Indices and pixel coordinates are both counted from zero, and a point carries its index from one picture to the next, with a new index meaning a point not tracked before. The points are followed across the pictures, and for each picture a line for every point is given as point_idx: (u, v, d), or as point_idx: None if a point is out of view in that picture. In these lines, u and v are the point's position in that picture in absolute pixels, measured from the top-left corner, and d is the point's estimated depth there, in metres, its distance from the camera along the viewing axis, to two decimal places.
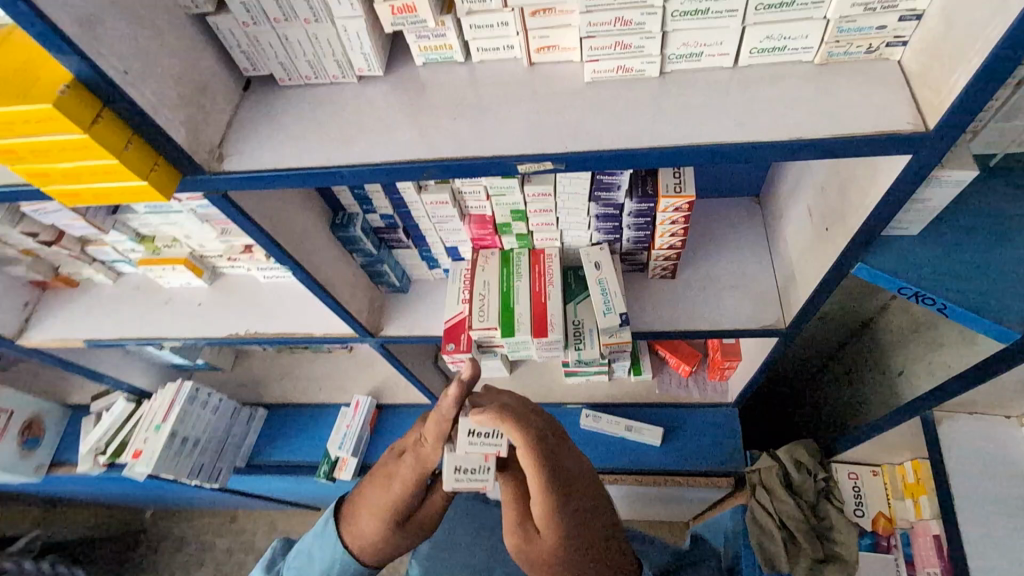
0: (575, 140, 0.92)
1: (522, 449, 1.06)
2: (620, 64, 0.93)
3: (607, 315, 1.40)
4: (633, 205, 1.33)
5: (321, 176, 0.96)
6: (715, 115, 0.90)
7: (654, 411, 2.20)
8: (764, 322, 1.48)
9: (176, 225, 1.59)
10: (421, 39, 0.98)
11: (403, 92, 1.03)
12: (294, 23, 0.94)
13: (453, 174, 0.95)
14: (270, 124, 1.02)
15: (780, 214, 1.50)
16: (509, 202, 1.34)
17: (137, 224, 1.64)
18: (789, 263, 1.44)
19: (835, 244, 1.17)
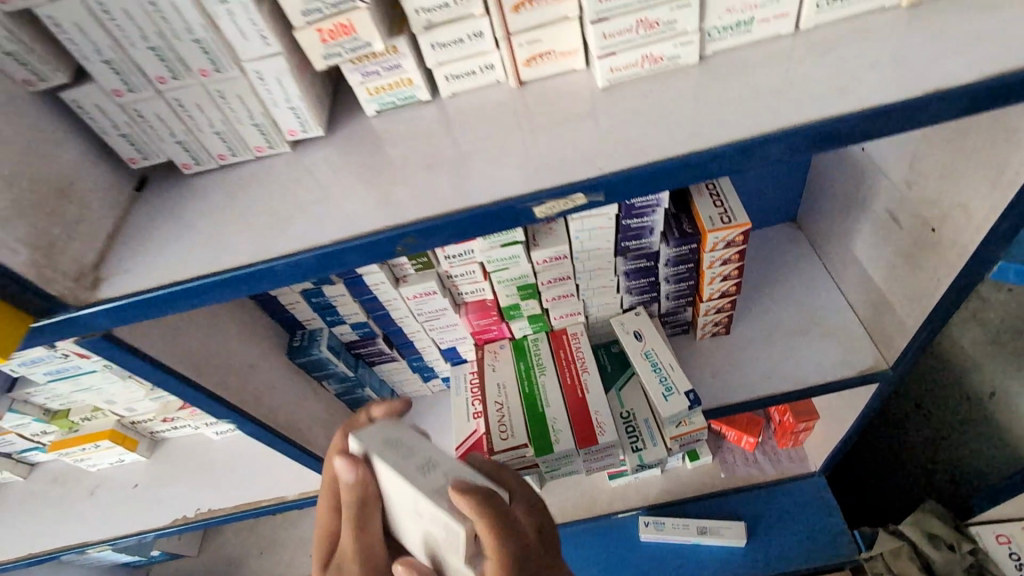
0: (612, 157, 0.64)
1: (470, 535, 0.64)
2: (645, 52, 0.68)
3: (670, 399, 1.06)
4: (671, 252, 1.04)
5: (247, 279, 0.65)
6: (796, 90, 0.64)
7: (724, 503, 1.76)
8: (862, 366, 1.15)
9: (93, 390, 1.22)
10: (369, 77, 0.73)
11: (357, 150, 0.75)
12: (188, 81, 0.66)
13: (442, 240, 0.64)
14: (174, 224, 0.72)
15: (838, 230, 1.24)
16: (515, 276, 1.04)
17: (43, 398, 1.26)
18: (871, 285, 1.15)
19: (954, 245, 0.89)
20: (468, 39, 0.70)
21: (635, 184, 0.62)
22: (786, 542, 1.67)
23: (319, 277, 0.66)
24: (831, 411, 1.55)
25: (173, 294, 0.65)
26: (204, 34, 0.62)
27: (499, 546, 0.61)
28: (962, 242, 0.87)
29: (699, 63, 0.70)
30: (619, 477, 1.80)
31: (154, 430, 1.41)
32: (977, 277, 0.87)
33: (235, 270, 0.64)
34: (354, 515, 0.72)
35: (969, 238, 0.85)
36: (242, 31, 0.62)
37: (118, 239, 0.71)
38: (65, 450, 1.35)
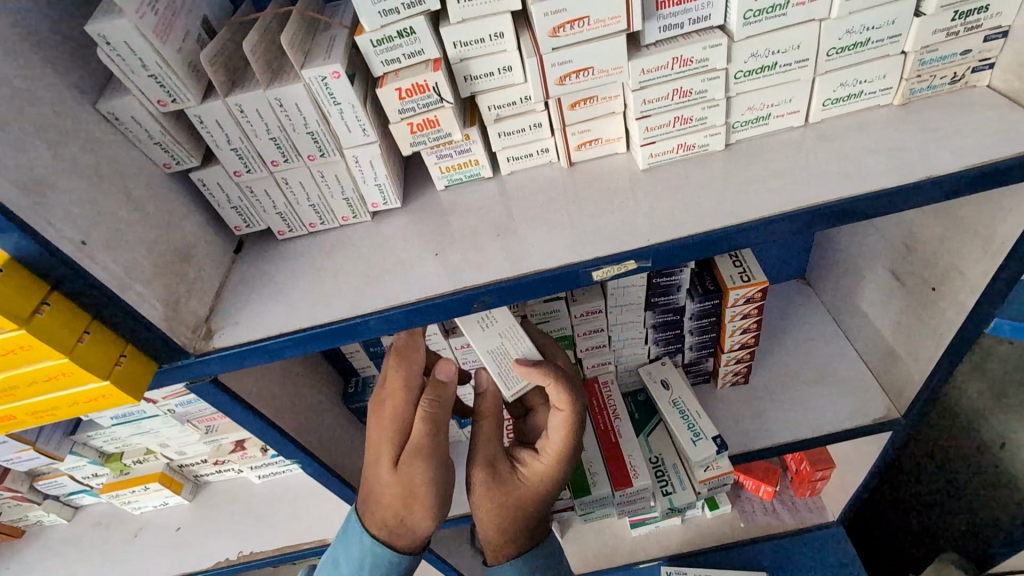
0: (657, 229, 0.75)
1: (564, 408, 0.87)
2: (680, 141, 0.80)
3: (699, 443, 1.13)
4: (696, 307, 1.14)
5: (342, 331, 0.76)
6: (809, 175, 0.76)
7: (744, 553, 1.79)
8: (876, 414, 1.24)
9: (151, 434, 1.32)
10: (443, 159, 0.85)
11: (428, 220, 0.87)
12: (297, 163, 0.79)
13: (511, 299, 0.75)
14: (271, 283, 0.83)
15: (847, 287, 1.34)
16: (554, 328, 1.13)
17: (101, 441, 1.36)
18: (879, 339, 1.25)
19: (952, 304, 0.99)
20: (529, 128, 0.82)
21: (677, 254, 0.73)
22: None
23: (400, 330, 0.77)
24: (846, 460, 1.61)
25: (281, 344, 0.76)
26: (317, 128, 0.75)
27: (575, 414, 0.87)
28: (960, 300, 0.96)
29: (724, 149, 0.83)
30: (640, 525, 1.83)
31: (198, 474, 1.52)
32: (976, 331, 0.96)
33: (333, 323, 0.75)
34: (436, 411, 0.85)
35: (966, 297, 0.95)
36: (346, 124, 0.75)
37: (223, 298, 0.82)
38: (114, 492, 1.44)
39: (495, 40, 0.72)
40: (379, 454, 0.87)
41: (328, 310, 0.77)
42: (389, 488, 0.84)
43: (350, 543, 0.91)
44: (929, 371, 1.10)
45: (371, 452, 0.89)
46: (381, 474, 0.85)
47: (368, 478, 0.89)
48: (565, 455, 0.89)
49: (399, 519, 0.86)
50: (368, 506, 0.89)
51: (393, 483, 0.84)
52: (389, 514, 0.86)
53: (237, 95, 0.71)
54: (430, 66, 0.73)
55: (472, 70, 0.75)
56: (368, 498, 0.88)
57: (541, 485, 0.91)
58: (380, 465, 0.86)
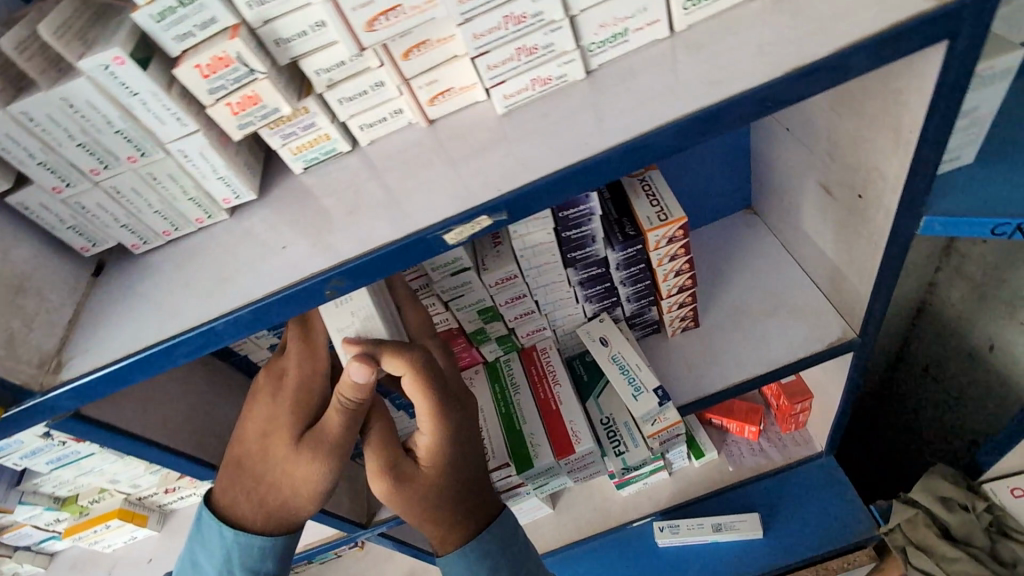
0: (514, 177, 0.68)
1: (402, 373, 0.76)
2: (532, 75, 0.72)
3: (640, 398, 1.07)
4: (618, 255, 1.07)
5: (193, 341, 0.70)
6: (672, 90, 0.70)
7: (737, 497, 1.74)
8: (831, 337, 1.17)
9: (94, 472, 1.28)
10: (289, 138, 0.77)
11: (288, 207, 0.81)
12: (120, 169, 0.72)
13: (365, 279, 0.68)
14: (127, 302, 0.78)
15: (787, 209, 1.26)
16: (472, 302, 1.07)
17: (50, 487, 1.32)
18: (823, 258, 1.18)
19: (879, 209, 0.91)
20: (371, 89, 0.74)
21: (537, 198, 0.66)
22: (799, 529, 1.67)
23: (256, 331, 0.71)
24: (821, 387, 1.55)
25: (130, 365, 0.71)
26: (123, 125, 0.68)
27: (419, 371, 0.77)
28: (886, 203, 0.88)
29: (587, 77, 0.75)
30: (627, 485, 1.75)
31: (160, 503, 1.49)
32: (906, 234, 0.89)
33: (182, 334, 0.70)
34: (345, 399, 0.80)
35: (890, 198, 0.87)
36: (155, 116, 0.68)
37: (76, 326, 0.76)
38: (79, 534, 1.41)
39: None
40: (273, 430, 0.85)
41: (181, 322, 0.72)
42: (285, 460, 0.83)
43: (211, 539, 0.86)
44: (870, 284, 1.03)
45: (255, 428, 0.87)
46: (276, 445, 0.84)
47: (249, 453, 0.86)
48: (444, 415, 0.81)
49: (285, 491, 0.84)
50: (240, 484, 0.86)
51: (290, 460, 0.83)
52: (275, 487, 0.84)
53: (20, 102, 0.64)
54: (228, 34, 0.65)
55: (281, 33, 0.67)
56: (245, 474, 0.86)
57: (441, 455, 0.84)
58: (272, 440, 0.84)
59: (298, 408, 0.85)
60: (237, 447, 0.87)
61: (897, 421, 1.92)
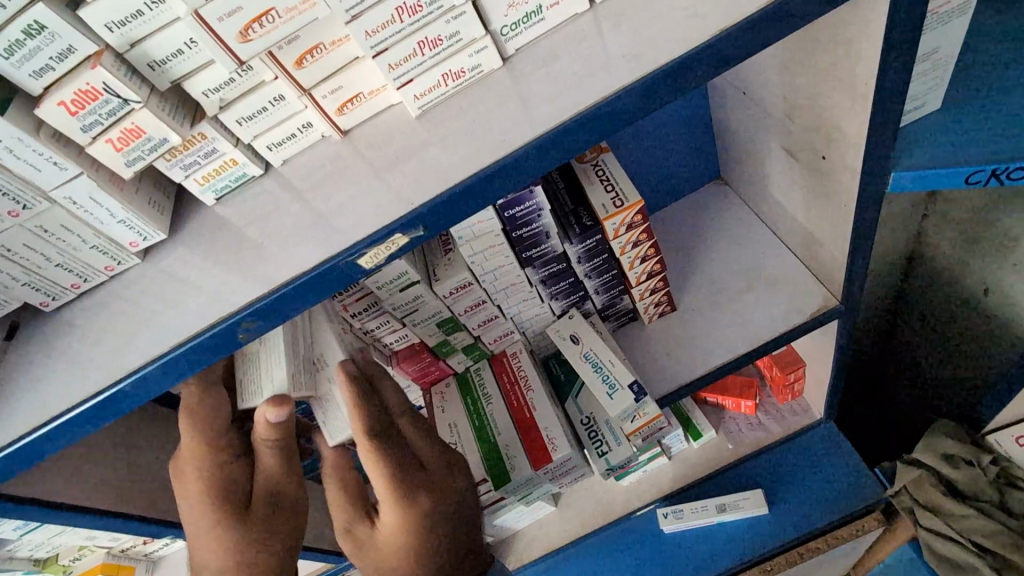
0: (430, 186, 0.62)
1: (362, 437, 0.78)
2: (442, 70, 0.66)
3: (616, 397, 1.01)
4: (576, 249, 1.00)
5: (104, 406, 0.65)
6: (594, 69, 0.63)
7: (739, 474, 1.70)
8: (812, 308, 1.11)
9: (66, 531, 1.21)
10: (191, 168, 0.71)
11: (202, 243, 0.74)
12: (6, 226, 0.66)
13: (279, 316, 0.62)
14: (39, 367, 0.72)
15: (753, 177, 1.20)
16: (429, 315, 1.01)
17: (26, 550, 1.25)
18: (795, 224, 1.12)
19: (842, 170, 0.85)
20: (271, 105, 0.67)
21: (455, 208, 0.60)
22: (806, 501, 1.62)
23: (172, 386, 0.66)
24: (811, 354, 1.50)
25: (41, 437, 0.65)
26: None
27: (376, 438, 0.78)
28: (850, 163, 0.82)
29: (505, 65, 0.69)
30: (627, 475, 1.71)
31: (146, 551, 1.44)
32: (876, 194, 0.83)
33: (89, 400, 0.64)
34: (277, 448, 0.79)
35: (853, 157, 0.80)
36: (30, 164, 0.61)
37: None
38: None
39: (158, 8, 0.57)
40: (210, 519, 0.80)
41: (92, 384, 0.66)
42: (234, 538, 0.79)
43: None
44: (845, 248, 0.97)
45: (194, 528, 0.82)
46: (218, 531, 0.79)
47: (196, 553, 0.81)
48: (401, 489, 0.81)
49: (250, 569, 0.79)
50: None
51: (241, 535, 0.79)
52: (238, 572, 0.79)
53: None
54: (91, 63, 0.58)
55: (153, 54, 0.60)
56: (203, 572, 0.81)
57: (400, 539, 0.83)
58: (210, 530, 0.80)
59: (225, 487, 0.81)
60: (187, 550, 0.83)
61: (897, 376, 1.87)
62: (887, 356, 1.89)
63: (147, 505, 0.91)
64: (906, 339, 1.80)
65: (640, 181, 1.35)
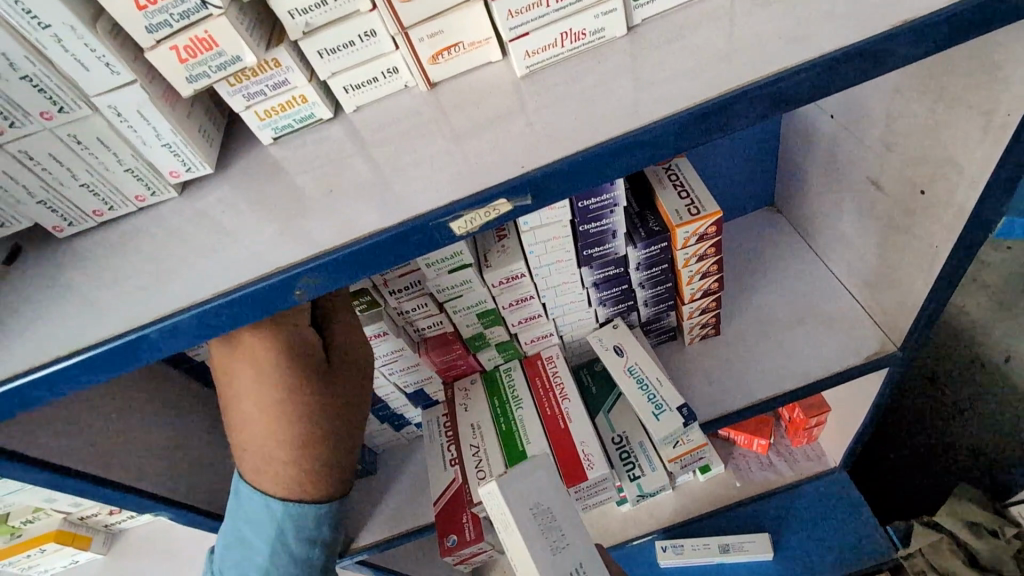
0: (536, 152, 0.54)
1: None
2: (563, 28, 0.59)
3: (662, 418, 0.94)
4: (640, 254, 0.93)
5: (119, 352, 0.55)
6: (732, 51, 0.56)
7: (744, 515, 1.63)
8: (867, 351, 1.06)
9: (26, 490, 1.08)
10: (254, 98, 0.62)
11: (251, 185, 0.65)
12: (33, 129, 0.57)
13: (344, 275, 0.53)
14: (41, 300, 0.62)
15: (817, 208, 1.15)
16: (472, 304, 0.93)
17: None
18: (862, 263, 1.06)
19: (946, 208, 0.79)
20: (359, 39, 0.60)
21: (565, 179, 0.52)
22: (811, 552, 1.55)
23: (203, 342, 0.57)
24: (841, 400, 1.44)
25: (38, 380, 0.55)
26: (32, 70, 0.53)
27: None
28: (958, 201, 0.76)
29: (626, 35, 0.62)
30: None
31: (107, 522, 1.31)
32: (980, 239, 0.77)
33: (102, 345, 0.55)
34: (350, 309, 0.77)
35: (964, 195, 0.74)
36: (75, 59, 0.53)
37: None
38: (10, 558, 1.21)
39: None
40: (287, 389, 0.66)
41: (107, 326, 0.56)
42: (317, 412, 0.68)
43: (257, 523, 0.71)
44: (923, 293, 0.91)
45: (256, 411, 0.67)
46: (300, 406, 0.67)
47: (267, 427, 0.67)
48: None
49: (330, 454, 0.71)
50: (267, 467, 0.69)
51: (327, 402, 0.70)
52: (320, 445, 0.69)
53: None
54: None
55: None
56: (275, 446, 0.68)
57: None
58: (291, 398, 0.66)
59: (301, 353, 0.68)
60: (245, 425, 0.68)
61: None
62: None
63: (134, 474, 0.81)
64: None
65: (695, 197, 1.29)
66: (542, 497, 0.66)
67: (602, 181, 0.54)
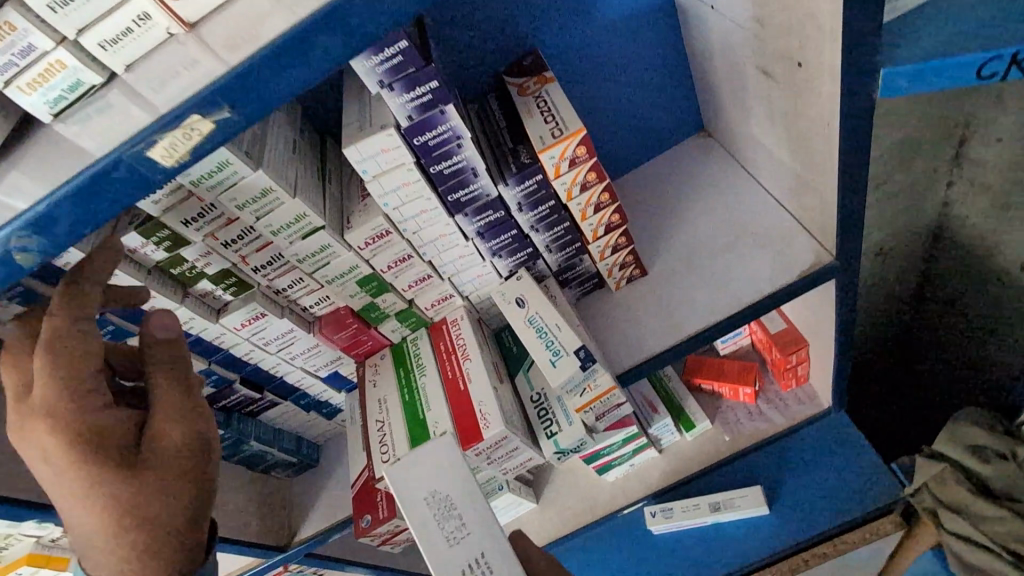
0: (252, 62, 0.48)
1: None
2: None
3: (559, 363, 0.88)
4: (512, 191, 0.86)
5: None
6: None
7: (737, 470, 1.51)
8: (802, 266, 0.95)
9: None
10: (7, 71, 0.59)
11: (40, 165, 0.63)
12: None
13: (56, 233, 0.50)
14: None
15: (731, 120, 1.04)
16: (344, 271, 0.87)
17: None
18: (782, 170, 0.95)
19: (822, 74, 0.69)
20: None
21: (264, 78, 0.46)
22: (812, 501, 1.44)
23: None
24: (814, 331, 1.31)
25: None
26: None
27: None
28: (829, 61, 0.66)
29: None
30: (610, 469, 1.52)
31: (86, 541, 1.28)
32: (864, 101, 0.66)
33: None
34: (174, 366, 0.67)
35: (832, 52, 0.64)
36: None
37: None
38: None
39: None
40: (80, 476, 0.62)
41: None
42: (121, 501, 0.63)
43: None
44: (835, 184, 0.80)
45: (63, 494, 0.63)
46: (97, 493, 0.63)
47: (73, 513, 0.64)
48: None
49: (152, 542, 0.65)
50: (94, 554, 0.66)
51: (129, 492, 0.63)
52: (129, 532, 0.64)
53: None
54: None
55: None
56: (82, 530, 0.65)
57: None
58: (82, 493, 0.62)
59: (98, 438, 0.63)
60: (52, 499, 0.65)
61: (920, 362, 1.66)
62: (906, 339, 1.70)
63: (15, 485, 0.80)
64: (926, 320, 1.61)
65: (608, 147, 1.15)
66: (438, 485, 0.67)
67: (313, 75, 0.47)
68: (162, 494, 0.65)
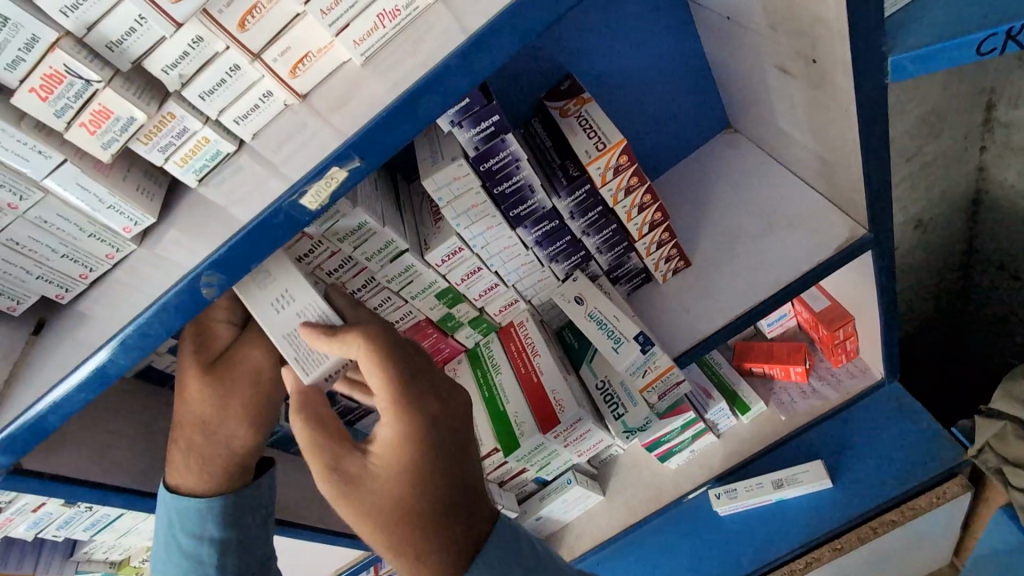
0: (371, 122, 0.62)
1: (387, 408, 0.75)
2: (375, 11, 0.66)
3: (621, 349, 1.00)
4: (565, 202, 0.98)
5: (96, 375, 0.75)
6: None
7: (796, 446, 1.56)
8: (837, 241, 1.03)
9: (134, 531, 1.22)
10: (168, 150, 0.73)
11: (189, 220, 0.78)
12: (8, 220, 0.72)
13: (234, 265, 0.71)
14: (70, 345, 0.79)
15: (754, 114, 1.12)
16: (426, 286, 1.00)
17: (105, 551, 1.27)
18: (809, 155, 1.03)
19: (835, 68, 0.78)
20: (229, 75, 0.69)
21: (381, 136, 0.65)
22: (875, 471, 1.49)
23: (147, 353, 0.76)
24: (858, 304, 1.36)
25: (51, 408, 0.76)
26: None
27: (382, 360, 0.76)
28: (838, 55, 0.75)
29: None
30: (672, 456, 1.57)
31: None
32: (874, 88, 0.75)
33: (80, 371, 0.75)
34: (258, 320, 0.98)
35: (841, 48, 0.73)
36: (18, 155, 0.67)
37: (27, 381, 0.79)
38: None
39: None
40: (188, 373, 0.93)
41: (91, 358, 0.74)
42: (202, 401, 0.93)
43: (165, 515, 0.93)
44: (859, 162, 0.88)
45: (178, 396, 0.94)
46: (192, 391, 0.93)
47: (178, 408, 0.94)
48: (421, 450, 0.74)
49: (230, 460, 0.94)
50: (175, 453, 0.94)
51: (207, 397, 0.93)
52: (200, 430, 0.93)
53: None
54: (53, 51, 0.63)
55: (109, 35, 0.64)
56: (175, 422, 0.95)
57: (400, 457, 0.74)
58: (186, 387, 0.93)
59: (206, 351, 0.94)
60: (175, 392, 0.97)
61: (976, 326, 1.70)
62: (960, 306, 1.74)
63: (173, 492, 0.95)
64: (978, 286, 1.64)
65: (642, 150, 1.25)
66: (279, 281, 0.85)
67: (414, 130, 0.65)
68: (224, 404, 0.94)
